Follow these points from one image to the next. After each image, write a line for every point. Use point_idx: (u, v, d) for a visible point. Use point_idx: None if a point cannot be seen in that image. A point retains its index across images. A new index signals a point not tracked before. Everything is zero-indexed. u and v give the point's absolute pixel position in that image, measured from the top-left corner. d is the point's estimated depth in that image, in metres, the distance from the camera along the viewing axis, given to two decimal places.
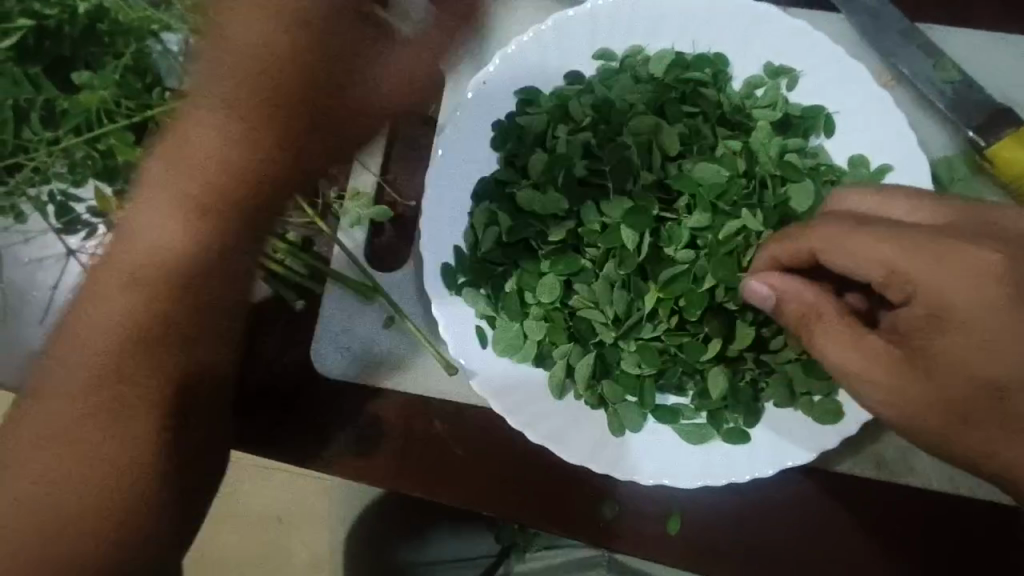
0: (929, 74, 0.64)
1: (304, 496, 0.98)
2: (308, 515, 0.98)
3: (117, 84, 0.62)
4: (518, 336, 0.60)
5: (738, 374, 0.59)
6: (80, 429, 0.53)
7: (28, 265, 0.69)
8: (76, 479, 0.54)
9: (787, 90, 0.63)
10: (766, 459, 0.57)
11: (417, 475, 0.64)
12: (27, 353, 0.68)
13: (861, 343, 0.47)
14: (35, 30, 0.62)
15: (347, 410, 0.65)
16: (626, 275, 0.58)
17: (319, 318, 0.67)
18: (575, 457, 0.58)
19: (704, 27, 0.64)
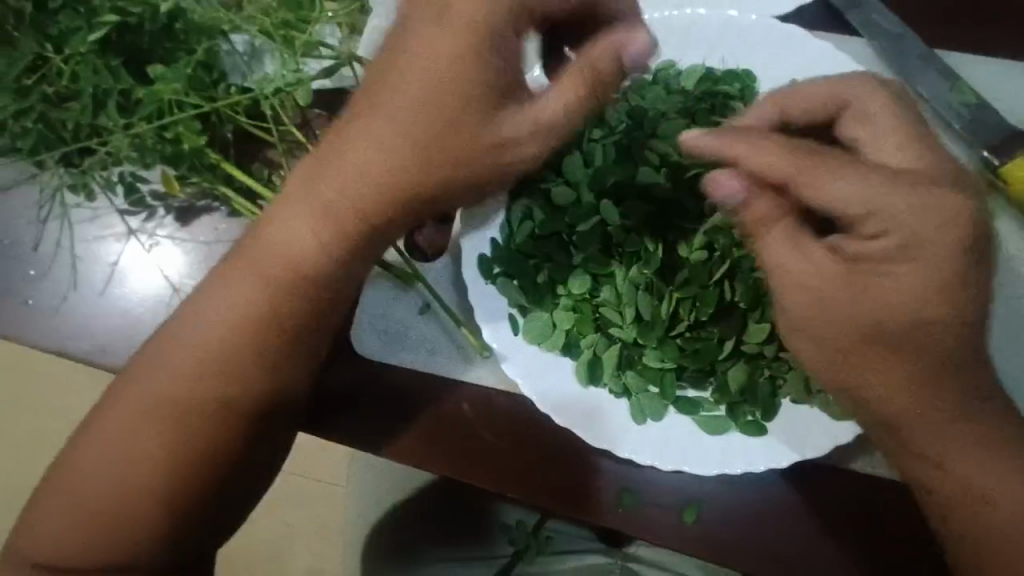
0: (947, 96, 0.67)
1: (326, 497, 1.02)
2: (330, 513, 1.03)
3: (187, 78, 0.67)
4: (548, 324, 0.63)
5: (757, 371, 0.61)
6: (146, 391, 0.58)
7: (91, 242, 0.74)
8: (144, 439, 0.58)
9: None
10: (782, 451, 0.60)
11: (445, 455, 0.66)
12: (86, 322, 0.73)
13: None
14: (118, 26, 0.68)
15: (381, 387, 0.68)
16: (650, 275, 0.61)
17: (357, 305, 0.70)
18: (600, 441, 0.62)
19: (731, 47, 0.68)
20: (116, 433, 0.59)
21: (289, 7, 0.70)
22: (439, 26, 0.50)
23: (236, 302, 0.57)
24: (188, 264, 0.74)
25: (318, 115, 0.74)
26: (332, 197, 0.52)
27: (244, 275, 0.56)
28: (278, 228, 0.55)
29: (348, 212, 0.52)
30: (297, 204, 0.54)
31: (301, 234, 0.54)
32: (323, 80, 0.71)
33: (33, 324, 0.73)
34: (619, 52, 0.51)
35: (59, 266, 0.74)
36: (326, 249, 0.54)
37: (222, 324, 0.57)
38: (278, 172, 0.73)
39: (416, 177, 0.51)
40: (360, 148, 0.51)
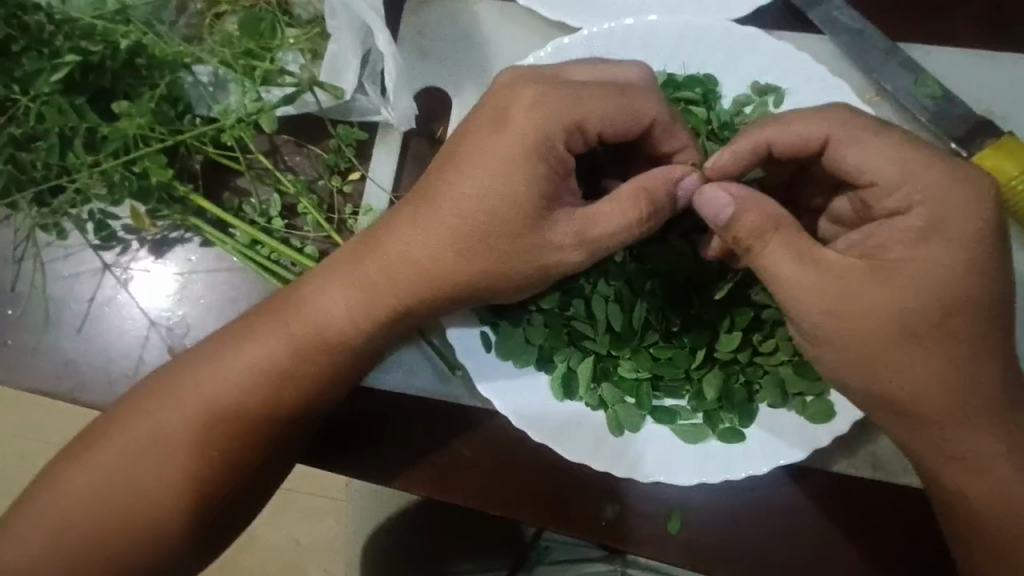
0: (911, 89, 0.67)
1: (322, 520, 1.01)
2: (325, 540, 1.01)
3: (153, 112, 0.68)
4: (520, 341, 0.63)
5: (732, 377, 0.61)
6: (134, 426, 0.61)
7: (67, 279, 0.75)
8: (132, 472, 0.60)
9: (776, 106, 0.67)
10: (761, 457, 0.60)
11: (425, 477, 0.66)
12: (65, 359, 0.73)
13: (837, 338, 0.50)
14: (81, 65, 0.69)
15: (360, 411, 0.68)
16: (618, 288, 0.61)
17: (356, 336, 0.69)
18: (575, 456, 0.61)
19: (692, 52, 0.69)
20: (100, 468, 0.60)
21: (249, 37, 0.71)
22: (498, 131, 0.55)
23: (265, 363, 0.60)
24: (164, 297, 0.74)
25: (285, 142, 0.74)
26: (375, 279, 0.59)
27: (284, 334, 0.60)
28: (319, 301, 0.60)
29: (383, 294, 0.59)
30: (338, 280, 0.60)
31: (339, 309, 0.60)
32: (287, 107, 0.71)
33: (12, 363, 0.73)
34: (671, 185, 0.54)
35: (36, 305, 0.74)
36: (359, 328, 0.60)
37: (248, 385, 0.60)
38: (248, 201, 0.73)
39: (437, 268, 0.57)
40: (400, 240, 0.58)
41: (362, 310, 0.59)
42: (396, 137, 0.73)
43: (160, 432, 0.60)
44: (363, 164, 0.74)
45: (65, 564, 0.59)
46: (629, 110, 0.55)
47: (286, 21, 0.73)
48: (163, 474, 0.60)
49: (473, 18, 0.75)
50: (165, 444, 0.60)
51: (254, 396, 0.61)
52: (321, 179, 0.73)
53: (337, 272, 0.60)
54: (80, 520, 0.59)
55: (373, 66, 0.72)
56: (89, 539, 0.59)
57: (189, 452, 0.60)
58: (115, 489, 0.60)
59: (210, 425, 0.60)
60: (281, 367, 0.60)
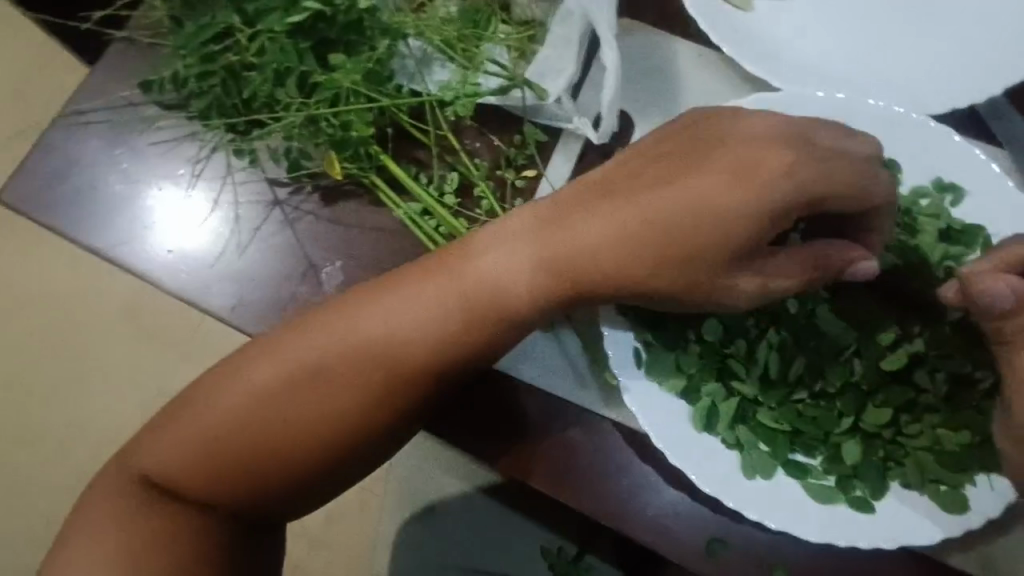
0: None
1: None
2: None
3: (366, 71, 0.72)
4: (671, 365, 0.65)
5: (871, 449, 0.62)
6: (294, 354, 0.62)
7: (236, 205, 0.77)
8: (283, 398, 0.62)
9: (951, 206, 0.70)
10: (887, 534, 0.60)
11: (544, 474, 0.67)
12: (218, 278, 0.76)
13: None
14: (315, 14, 0.72)
15: (493, 396, 0.69)
16: (782, 338, 0.63)
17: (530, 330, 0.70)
18: (706, 486, 0.63)
19: (882, 135, 0.71)
20: (255, 388, 0.62)
21: (468, 25, 0.76)
22: (699, 146, 0.61)
23: (429, 312, 0.62)
24: (324, 243, 0.76)
25: (473, 126, 0.77)
26: (558, 254, 0.61)
27: (456, 287, 0.62)
28: (495, 263, 0.63)
29: (563, 268, 0.61)
30: (517, 247, 0.62)
31: (514, 276, 0.62)
32: (490, 98, 0.75)
33: (170, 270, 0.76)
34: (846, 261, 0.60)
35: (205, 219, 0.77)
36: (532, 295, 0.63)
37: (409, 331, 0.62)
38: (426, 172, 0.77)
39: (626, 256, 0.60)
40: (587, 224, 0.61)
41: (542, 278, 0.62)
42: (577, 148, 0.76)
43: (317, 365, 0.62)
44: (539, 164, 0.77)
45: (201, 472, 0.62)
46: (855, 185, 0.58)
47: (500, 18, 0.78)
48: (312, 409, 0.62)
49: (672, 54, 0.78)
50: (320, 379, 0.62)
51: (413, 343, 0.62)
52: (499, 167, 0.77)
53: (514, 240, 0.63)
54: (226, 431, 0.61)
55: (574, 77, 0.75)
56: (233, 450, 0.61)
57: (343, 395, 0.62)
58: (264, 412, 0.61)
59: (363, 367, 0.62)
60: (444, 320, 0.62)
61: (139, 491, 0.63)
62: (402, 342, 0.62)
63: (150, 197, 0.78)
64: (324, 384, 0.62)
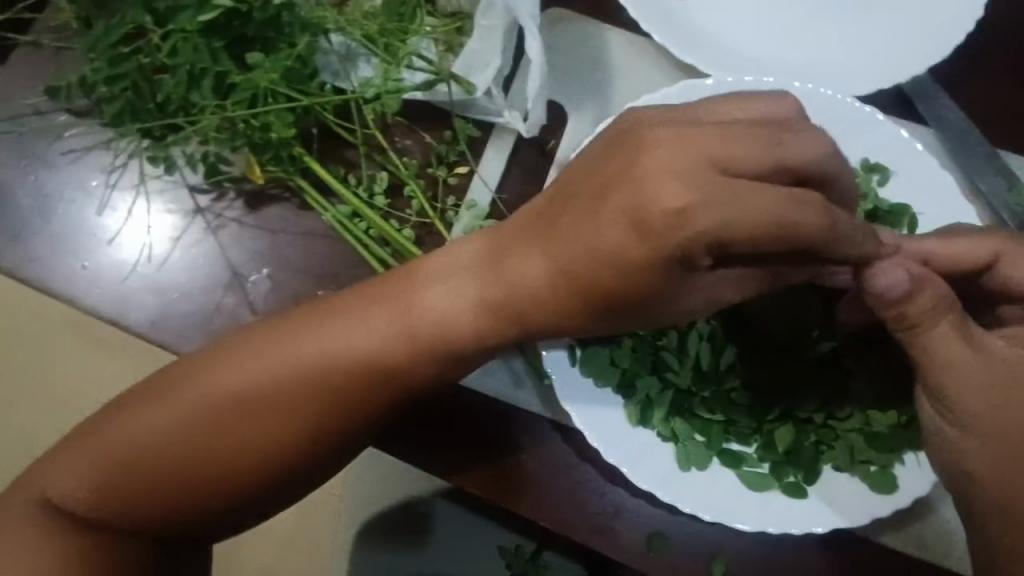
0: (1004, 195, 0.72)
1: None
2: None
3: (285, 69, 0.68)
4: (605, 361, 0.64)
5: (802, 434, 0.63)
6: (219, 386, 0.60)
7: (157, 215, 0.75)
8: (211, 429, 0.60)
9: (879, 185, 0.71)
10: (819, 517, 0.61)
11: (483, 478, 0.67)
12: (142, 291, 0.73)
13: None
14: (227, 11, 0.69)
15: (429, 400, 0.68)
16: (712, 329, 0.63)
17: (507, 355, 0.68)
18: (643, 482, 0.63)
19: (812, 119, 0.71)
20: (178, 413, 0.60)
21: (392, 17, 0.72)
22: (666, 146, 0.49)
23: (368, 350, 0.59)
24: (250, 250, 0.74)
25: (401, 124, 0.75)
26: (501, 289, 0.58)
27: (398, 322, 0.59)
28: (437, 297, 0.59)
29: (507, 304, 0.58)
30: (460, 280, 0.59)
31: (457, 313, 0.59)
32: (416, 93, 0.72)
33: (89, 286, 0.73)
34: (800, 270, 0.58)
35: (126, 230, 0.75)
36: (476, 329, 0.59)
37: (348, 367, 0.59)
38: (354, 173, 0.74)
39: (571, 293, 0.55)
40: (529, 259, 0.56)
41: (485, 313, 0.59)
42: (509, 143, 0.74)
43: (243, 398, 0.59)
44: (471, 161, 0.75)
45: (126, 498, 0.60)
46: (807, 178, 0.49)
47: (427, 10, 0.75)
48: (239, 435, 0.60)
49: (603, 42, 0.77)
50: (251, 412, 0.59)
51: (352, 386, 0.59)
52: (430, 166, 0.74)
53: (455, 272, 0.59)
54: (149, 451, 0.60)
55: (502, 70, 0.73)
56: (159, 470, 0.60)
57: (270, 417, 0.60)
58: (188, 438, 0.59)
59: (287, 401, 0.59)
60: (387, 355, 0.59)
61: (58, 519, 0.61)
62: (339, 384, 0.59)
63: (64, 209, 0.75)
64: (257, 420, 0.60)
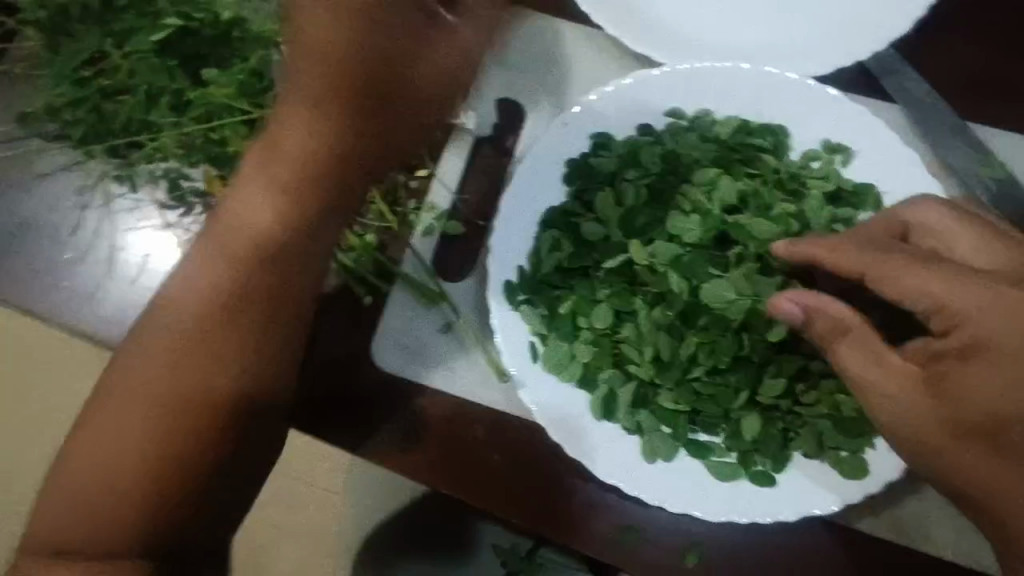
0: (975, 168, 0.70)
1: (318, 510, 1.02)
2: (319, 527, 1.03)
3: (238, 83, 0.69)
4: (566, 356, 0.64)
5: (771, 422, 0.62)
6: (143, 395, 0.60)
7: (127, 233, 0.77)
8: (139, 443, 0.59)
9: (841, 166, 0.70)
10: (788, 503, 0.61)
11: (453, 476, 0.67)
12: (115, 309, 0.75)
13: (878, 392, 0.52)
14: (180, 30, 0.71)
15: (401, 402, 0.69)
16: (672, 319, 0.62)
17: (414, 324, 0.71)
18: (609, 476, 0.62)
19: (769, 102, 0.70)
20: (110, 430, 0.59)
21: None
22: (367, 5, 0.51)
23: (192, 273, 0.60)
24: None
25: None
26: (286, 185, 0.57)
27: (224, 233, 0.59)
28: (245, 190, 0.58)
29: (296, 186, 0.56)
30: (257, 179, 0.57)
31: (253, 212, 0.58)
32: None
33: (66, 306, 0.75)
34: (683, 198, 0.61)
35: (98, 251, 0.76)
36: (283, 220, 0.58)
37: (172, 334, 0.60)
38: None
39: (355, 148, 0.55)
40: (290, 127, 0.54)
41: (287, 203, 0.57)
42: (468, 143, 0.75)
43: (165, 405, 0.59)
44: None
45: (70, 528, 0.58)
46: None
47: None
48: (168, 438, 0.59)
49: (557, 37, 0.76)
50: (174, 411, 0.59)
51: (207, 335, 0.60)
52: None
53: (250, 171, 0.58)
54: (92, 476, 0.59)
55: None
56: (105, 495, 0.58)
57: (200, 416, 0.59)
58: (123, 456, 0.58)
59: (201, 386, 0.59)
60: (188, 297, 0.60)
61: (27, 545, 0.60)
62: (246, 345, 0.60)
63: (38, 232, 0.77)
64: (176, 419, 0.59)
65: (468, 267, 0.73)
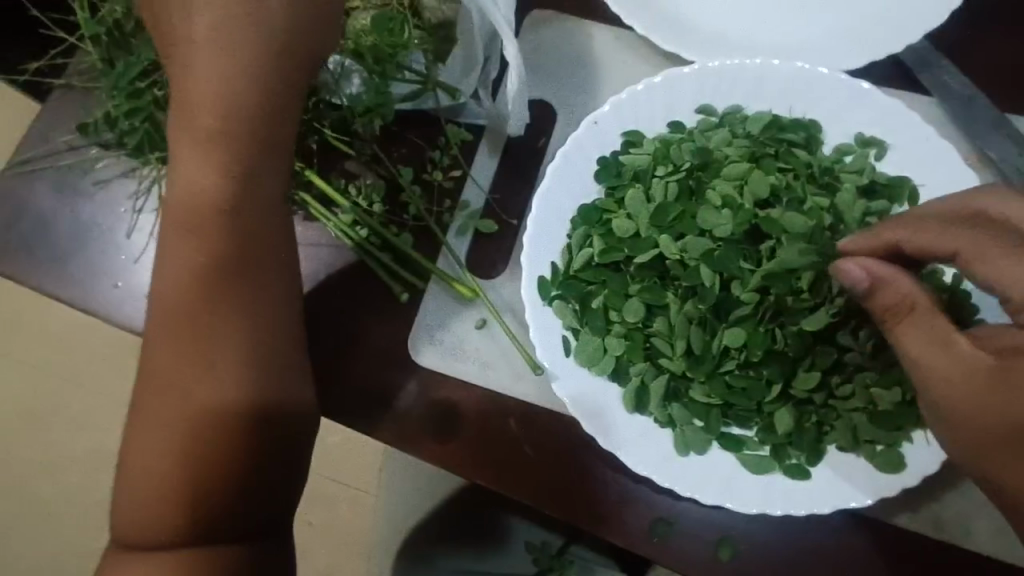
0: (1017, 161, 0.68)
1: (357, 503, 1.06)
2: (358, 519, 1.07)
3: None
4: (598, 349, 0.65)
5: (803, 416, 0.62)
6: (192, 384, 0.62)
7: None
8: (194, 427, 0.62)
9: (875, 160, 0.69)
10: (823, 498, 0.60)
11: (488, 468, 0.69)
12: None
13: None
14: None
15: (437, 396, 0.71)
16: (703, 313, 0.63)
17: (450, 320, 0.73)
18: (641, 468, 0.63)
19: (800, 97, 0.70)
20: (165, 417, 0.62)
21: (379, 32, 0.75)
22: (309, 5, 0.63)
23: (233, 256, 0.64)
24: None
25: (395, 133, 0.78)
26: (207, 144, 0.62)
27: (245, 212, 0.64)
28: (185, 159, 0.63)
29: (207, 145, 0.62)
30: (181, 150, 0.62)
31: (222, 182, 0.63)
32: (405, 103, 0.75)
33: (122, 304, 0.79)
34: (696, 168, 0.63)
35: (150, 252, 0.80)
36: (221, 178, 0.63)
37: (223, 317, 0.63)
38: (354, 183, 0.78)
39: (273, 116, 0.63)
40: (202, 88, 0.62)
41: (205, 154, 0.62)
42: (502, 144, 0.78)
43: (214, 390, 0.62)
44: (465, 164, 0.78)
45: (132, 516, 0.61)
46: None
47: (414, 22, 0.76)
48: (221, 420, 0.62)
49: (587, 40, 0.78)
50: (227, 391, 0.62)
51: (259, 309, 0.64)
52: (425, 171, 0.77)
53: (181, 138, 0.62)
54: (150, 463, 0.61)
55: (487, 75, 0.76)
56: (161, 482, 0.61)
57: (252, 396, 0.63)
58: (179, 440, 0.61)
59: (254, 362, 0.63)
60: (235, 273, 0.64)
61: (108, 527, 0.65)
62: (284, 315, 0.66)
63: (96, 234, 0.81)
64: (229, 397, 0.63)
65: (502, 264, 0.75)
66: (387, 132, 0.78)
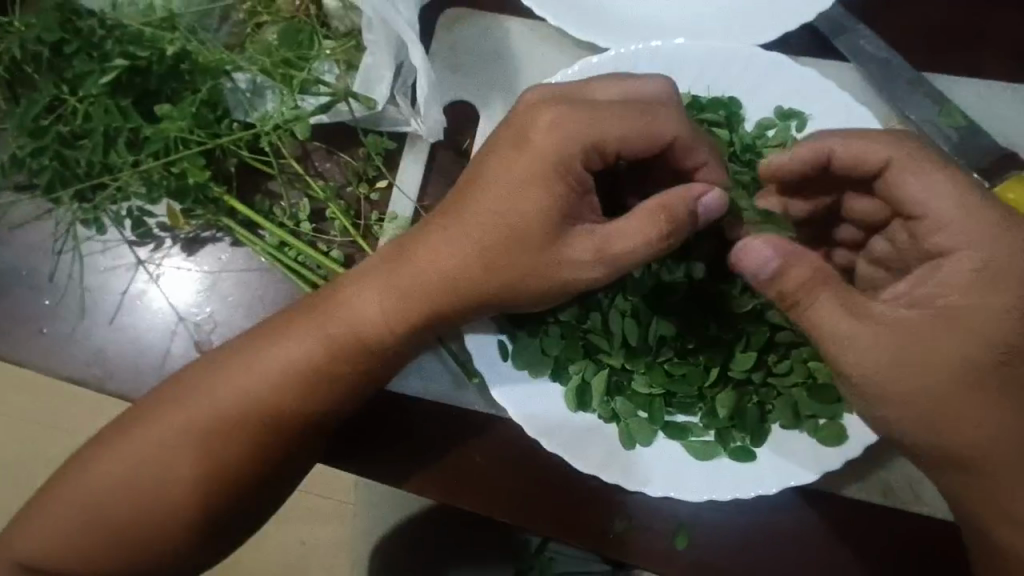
0: (936, 119, 0.68)
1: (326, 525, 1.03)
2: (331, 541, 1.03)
3: (192, 116, 0.70)
4: (536, 351, 0.64)
5: (745, 397, 0.61)
6: (157, 440, 0.62)
7: (102, 273, 0.78)
8: (159, 482, 0.62)
9: (797, 131, 0.69)
10: (771, 477, 0.60)
11: (438, 483, 0.66)
12: (95, 350, 0.76)
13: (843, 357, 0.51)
14: (128, 69, 0.72)
15: (379, 414, 0.69)
16: (636, 305, 0.62)
17: None
18: (590, 467, 0.62)
19: (718, 75, 0.69)
20: (130, 461, 0.62)
21: (287, 47, 0.73)
22: (520, 150, 0.58)
23: (262, 366, 0.62)
24: (193, 292, 0.77)
25: (315, 149, 0.76)
26: (406, 282, 0.61)
27: (325, 326, 0.62)
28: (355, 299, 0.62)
29: (414, 297, 0.61)
30: (372, 285, 0.62)
31: (362, 312, 0.62)
32: (321, 116, 0.73)
33: (49, 350, 0.76)
34: (693, 205, 0.55)
35: (74, 295, 0.78)
36: (393, 327, 0.62)
37: (241, 401, 0.62)
38: (279, 204, 0.76)
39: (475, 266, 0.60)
40: (428, 247, 0.61)
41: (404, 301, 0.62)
42: (425, 148, 0.75)
43: (183, 454, 0.62)
44: (390, 173, 0.76)
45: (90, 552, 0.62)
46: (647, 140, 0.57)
47: (323, 33, 0.76)
48: (185, 470, 0.62)
49: (502, 35, 0.77)
50: (204, 446, 0.62)
51: (267, 412, 0.62)
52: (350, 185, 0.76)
53: (360, 276, 0.63)
54: (106, 507, 0.62)
55: (403, 80, 0.75)
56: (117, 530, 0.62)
57: (218, 447, 0.62)
58: (140, 491, 0.62)
59: (241, 433, 0.62)
60: (255, 390, 0.62)
61: None
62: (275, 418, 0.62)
63: (16, 281, 0.78)
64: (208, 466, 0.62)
65: None
66: (307, 147, 0.76)
